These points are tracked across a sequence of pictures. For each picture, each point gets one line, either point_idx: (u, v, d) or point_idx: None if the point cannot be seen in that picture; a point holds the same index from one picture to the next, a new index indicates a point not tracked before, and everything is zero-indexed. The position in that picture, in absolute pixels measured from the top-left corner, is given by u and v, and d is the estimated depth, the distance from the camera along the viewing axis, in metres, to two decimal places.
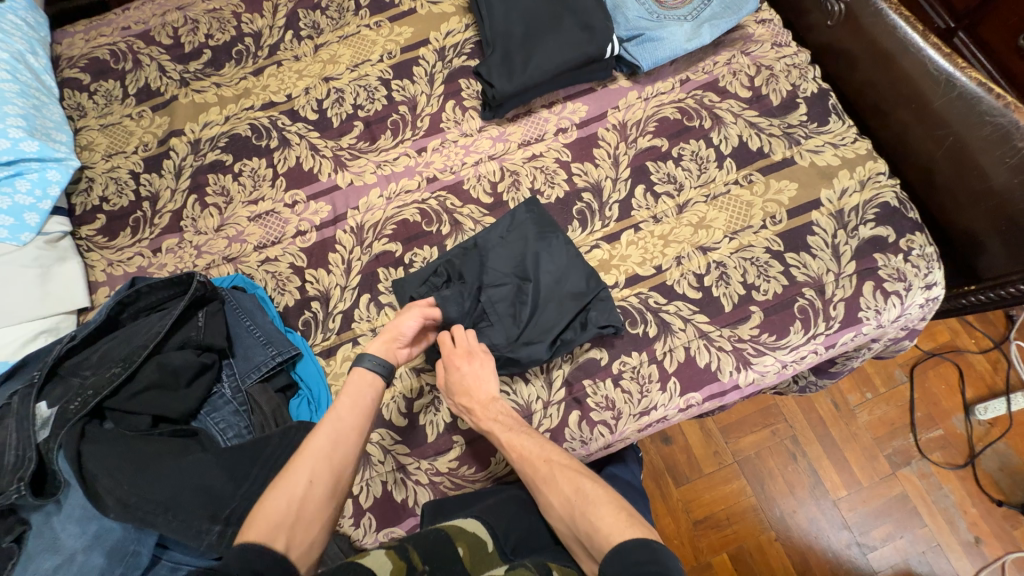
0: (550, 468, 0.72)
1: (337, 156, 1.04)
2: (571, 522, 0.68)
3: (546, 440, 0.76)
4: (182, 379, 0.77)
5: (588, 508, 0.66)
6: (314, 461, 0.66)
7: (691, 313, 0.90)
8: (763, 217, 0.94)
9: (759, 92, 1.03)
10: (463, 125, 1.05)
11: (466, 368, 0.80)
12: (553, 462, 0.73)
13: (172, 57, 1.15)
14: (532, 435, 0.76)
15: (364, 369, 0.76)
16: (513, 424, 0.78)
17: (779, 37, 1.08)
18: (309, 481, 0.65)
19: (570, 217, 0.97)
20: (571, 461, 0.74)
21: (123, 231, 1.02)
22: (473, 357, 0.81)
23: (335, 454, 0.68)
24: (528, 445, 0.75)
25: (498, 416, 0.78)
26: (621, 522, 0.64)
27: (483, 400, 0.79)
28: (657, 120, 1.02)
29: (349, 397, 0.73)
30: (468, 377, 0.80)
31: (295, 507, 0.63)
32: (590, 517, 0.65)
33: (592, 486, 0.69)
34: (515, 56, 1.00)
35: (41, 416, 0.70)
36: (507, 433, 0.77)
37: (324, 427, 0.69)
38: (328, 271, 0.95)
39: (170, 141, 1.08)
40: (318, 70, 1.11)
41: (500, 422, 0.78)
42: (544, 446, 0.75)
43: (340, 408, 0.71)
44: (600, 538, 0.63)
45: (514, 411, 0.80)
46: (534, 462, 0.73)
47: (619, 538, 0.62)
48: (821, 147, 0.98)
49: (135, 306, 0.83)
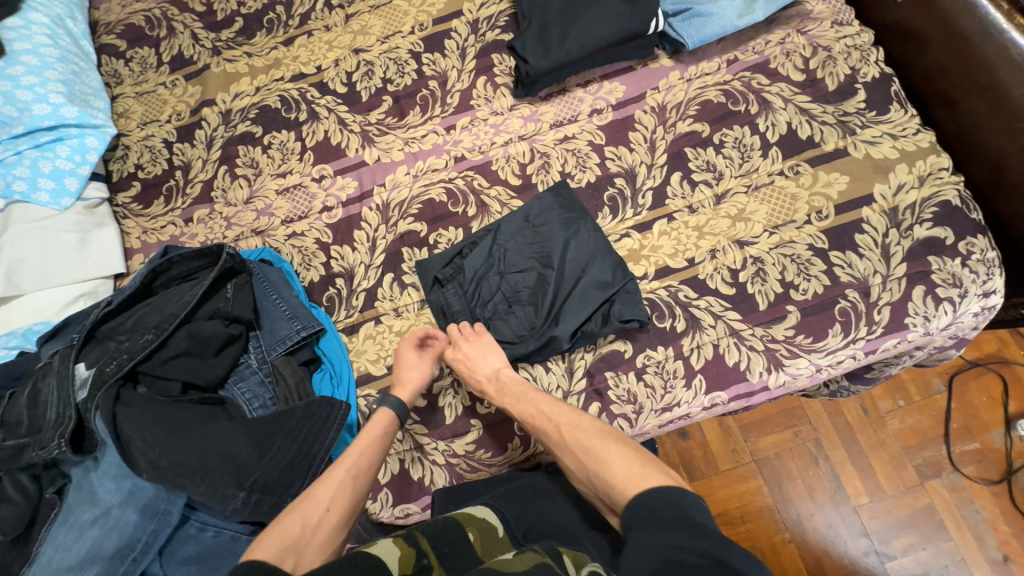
0: (561, 435, 0.72)
1: (365, 132, 1.02)
2: (589, 483, 0.67)
3: (556, 403, 0.76)
4: (211, 347, 0.78)
5: (600, 468, 0.65)
6: (333, 491, 0.67)
7: (722, 310, 0.86)
8: (808, 211, 0.89)
9: (814, 76, 0.95)
10: (494, 103, 1.01)
11: (476, 354, 0.82)
12: (562, 427, 0.72)
13: (205, 25, 1.15)
14: (540, 399, 0.76)
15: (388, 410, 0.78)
16: (519, 391, 0.78)
17: (840, 15, 0.99)
18: (325, 508, 0.65)
19: (600, 204, 0.93)
20: (580, 419, 0.72)
21: (157, 200, 1.04)
22: (474, 338, 0.84)
23: (353, 485, 0.69)
24: (535, 412, 0.75)
25: (498, 384, 0.79)
26: (634, 475, 0.62)
27: (489, 375, 0.80)
28: (699, 103, 0.96)
29: (371, 437, 0.74)
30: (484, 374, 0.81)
31: (307, 531, 0.63)
32: (605, 477, 0.64)
33: (604, 445, 0.67)
34: (551, 30, 0.95)
35: (81, 376, 0.72)
36: (518, 404, 0.77)
37: (345, 463, 0.70)
38: (352, 249, 0.95)
39: (202, 110, 1.08)
40: (349, 42, 1.09)
41: (511, 395, 0.78)
42: (558, 410, 0.74)
43: (361, 445, 0.73)
44: (617, 494, 0.62)
45: (517, 379, 0.79)
46: (545, 429, 0.74)
47: (635, 492, 0.60)
48: (879, 138, 0.91)
49: (167, 274, 0.83)
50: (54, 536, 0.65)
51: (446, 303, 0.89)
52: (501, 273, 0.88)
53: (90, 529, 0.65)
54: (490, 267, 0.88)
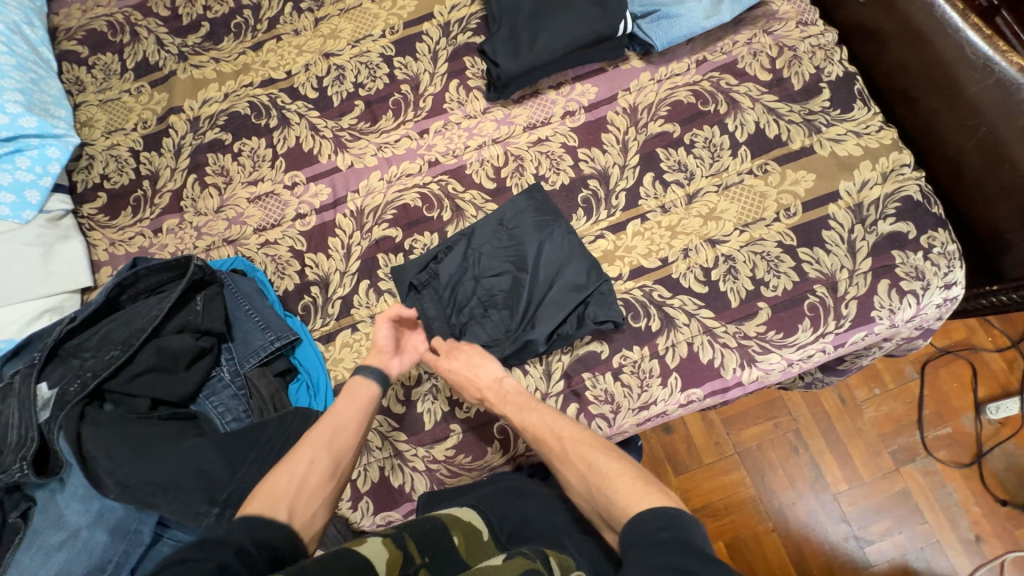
0: (564, 447, 0.70)
1: (337, 137, 1.01)
2: (589, 498, 0.65)
3: (555, 416, 0.75)
4: (181, 361, 0.75)
5: (603, 483, 0.64)
6: (315, 446, 0.66)
7: (696, 309, 0.87)
8: (777, 209, 0.90)
9: (781, 75, 0.96)
10: (467, 106, 1.01)
11: (458, 364, 0.81)
12: (565, 439, 0.71)
13: (170, 30, 1.12)
14: (540, 411, 0.76)
15: (361, 376, 0.76)
16: (522, 404, 0.77)
17: (805, 15, 1.00)
18: (309, 463, 0.64)
19: (575, 205, 0.94)
20: (583, 433, 0.71)
21: (124, 211, 1.02)
22: (457, 352, 0.82)
23: (334, 442, 0.67)
24: (538, 422, 0.74)
25: (500, 394, 0.78)
26: (637, 491, 0.61)
27: (489, 384, 0.79)
28: (670, 103, 0.97)
29: (349, 397, 0.73)
30: (463, 375, 0.81)
31: (295, 485, 0.62)
32: (606, 492, 0.63)
33: (607, 460, 0.66)
34: (521, 33, 0.95)
35: (42, 397, 0.69)
36: (519, 413, 0.76)
37: (326, 422, 0.68)
38: (327, 257, 0.95)
39: (169, 118, 1.06)
40: (319, 46, 1.08)
41: (510, 405, 0.77)
42: (560, 422, 0.73)
43: (340, 404, 0.72)
44: (618, 511, 0.61)
45: (521, 391, 0.79)
46: (546, 441, 0.72)
47: (638, 510, 0.59)
48: (844, 136, 0.93)
49: (134, 288, 0.81)
50: (19, 561, 0.63)
51: (422, 308, 0.89)
52: (476, 277, 0.88)
53: (58, 552, 0.63)
54: (465, 272, 0.88)
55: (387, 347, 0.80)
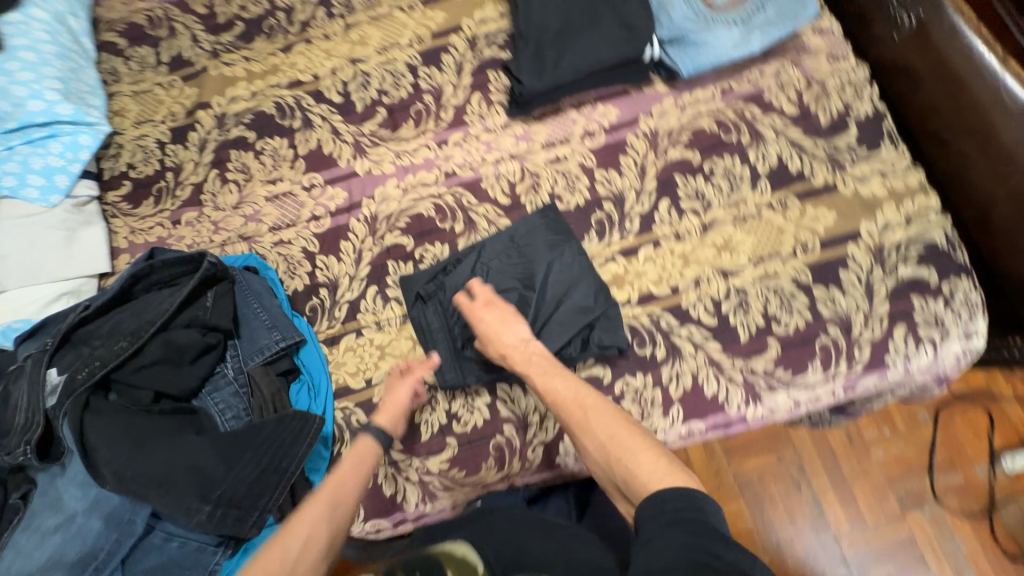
0: (586, 416, 0.71)
1: (357, 143, 1.03)
2: (607, 467, 0.68)
3: (578, 384, 0.76)
4: (186, 356, 0.76)
5: (625, 455, 0.67)
6: (310, 524, 0.63)
7: (703, 340, 0.86)
8: (793, 245, 0.89)
9: (807, 109, 0.95)
10: (488, 120, 1.01)
11: (486, 318, 0.82)
12: (587, 407, 0.72)
13: (205, 27, 1.15)
14: (564, 377, 0.76)
15: (369, 437, 0.76)
16: (544, 365, 0.78)
17: (836, 49, 0.98)
18: (304, 540, 0.61)
19: (587, 226, 0.93)
20: (605, 404, 0.73)
21: (146, 200, 1.04)
22: (492, 305, 0.83)
23: (330, 516, 0.64)
24: (561, 390, 0.75)
25: (527, 355, 0.79)
26: (660, 469, 0.64)
27: (515, 343, 0.80)
28: (691, 131, 0.96)
29: (351, 464, 0.71)
30: (493, 326, 0.81)
31: (287, 568, 0.59)
32: (629, 464, 0.66)
33: (631, 435, 0.68)
34: (545, 51, 0.94)
35: (52, 382, 0.71)
36: (543, 378, 0.77)
37: (324, 493, 0.66)
38: (338, 260, 0.96)
39: (197, 113, 1.08)
40: (347, 51, 1.09)
41: (536, 366, 0.78)
42: (582, 391, 0.74)
43: (341, 474, 0.70)
44: (638, 485, 0.64)
45: (545, 354, 0.80)
46: (568, 407, 0.73)
47: (658, 486, 0.62)
48: (868, 175, 0.91)
49: (149, 280, 0.83)
50: (16, 541, 0.65)
51: (427, 319, 0.90)
52: None
53: (54, 535, 0.65)
54: None
55: (401, 406, 0.81)
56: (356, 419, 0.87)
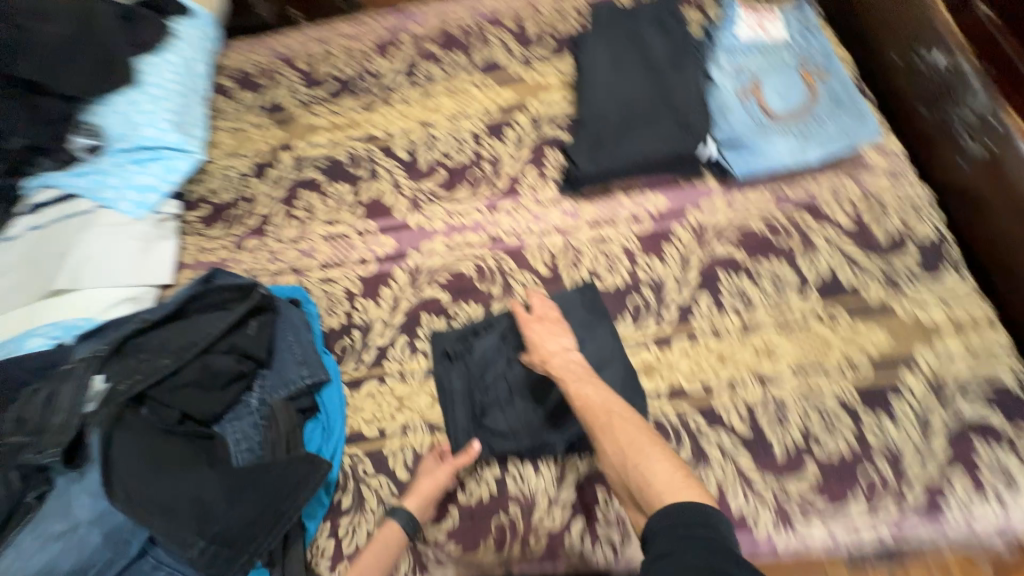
0: (611, 421, 0.72)
1: (414, 197, 1.09)
2: (623, 473, 0.68)
3: (608, 394, 0.77)
4: (219, 381, 0.80)
5: (642, 462, 0.66)
6: None
7: (734, 449, 0.80)
8: (841, 362, 0.84)
9: (863, 224, 0.93)
10: (539, 192, 1.06)
11: (537, 328, 0.86)
12: (614, 414, 0.73)
13: (303, 82, 1.30)
14: (596, 386, 0.78)
15: (395, 524, 0.78)
16: (579, 374, 0.80)
17: (898, 169, 0.97)
18: None
19: (623, 310, 0.93)
20: (630, 415, 0.73)
21: (218, 224, 1.14)
22: (543, 320, 0.87)
23: None
24: (591, 395, 0.76)
25: (565, 365, 0.81)
26: (676, 481, 0.63)
27: (556, 351, 0.83)
28: (739, 229, 0.96)
29: (374, 553, 0.76)
30: (541, 335, 0.85)
31: None
32: (645, 473, 0.65)
33: (651, 447, 0.68)
34: (604, 139, 0.99)
35: (95, 389, 0.75)
36: (576, 383, 0.78)
37: None
38: (375, 305, 1.00)
39: (279, 153, 1.20)
40: (420, 116, 1.20)
41: (570, 372, 0.80)
42: (611, 399, 0.75)
43: (363, 564, 0.75)
44: (652, 494, 0.63)
45: (582, 364, 0.82)
46: (594, 411, 0.74)
47: (672, 499, 0.61)
48: (928, 300, 0.86)
49: (202, 301, 0.88)
50: (21, 541, 0.66)
51: (451, 377, 0.91)
52: (510, 360, 0.90)
53: (55, 542, 0.66)
54: (500, 353, 0.91)
55: (435, 494, 0.80)
56: (362, 469, 0.86)
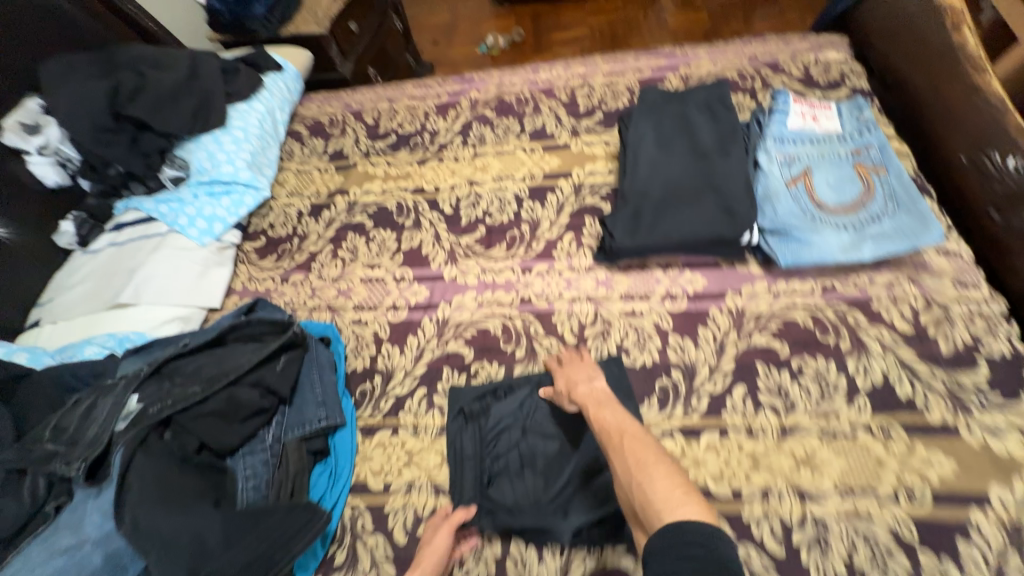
0: (622, 440, 0.69)
1: (452, 251, 1.13)
2: (626, 490, 0.64)
3: (626, 416, 0.74)
4: (240, 413, 0.82)
5: (644, 478, 0.63)
6: None
7: (763, 571, 0.71)
8: (895, 486, 0.74)
9: (924, 330, 0.85)
10: (574, 259, 1.06)
11: (571, 364, 0.87)
12: (626, 433, 0.70)
13: (368, 134, 1.42)
14: (616, 409, 0.76)
15: None
16: (602, 400, 0.78)
17: (965, 275, 0.90)
18: None
19: (650, 391, 0.88)
20: (645, 435, 0.70)
21: (270, 256, 1.22)
22: (575, 360, 0.87)
23: None
24: (607, 416, 0.74)
25: (590, 394, 0.79)
26: (677, 500, 0.59)
27: (583, 379, 0.82)
28: (782, 320, 0.91)
29: None
30: (573, 369, 0.85)
31: None
32: (646, 490, 0.62)
33: (658, 466, 0.64)
34: (643, 215, 0.98)
35: (128, 409, 0.78)
36: (595, 407, 0.77)
37: None
38: (400, 352, 1.01)
39: (335, 197, 1.29)
40: (468, 174, 1.26)
41: (589, 395, 0.79)
42: (627, 421, 0.73)
43: None
44: (652, 512, 0.60)
45: (608, 392, 0.80)
46: (607, 430, 0.72)
47: (671, 518, 0.57)
48: (1004, 428, 0.75)
49: (240, 330, 0.93)
50: (30, 550, 0.67)
51: (463, 439, 0.88)
52: (524, 429, 0.87)
53: (58, 557, 0.67)
54: (516, 421, 0.88)
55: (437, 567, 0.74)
56: (361, 524, 0.83)
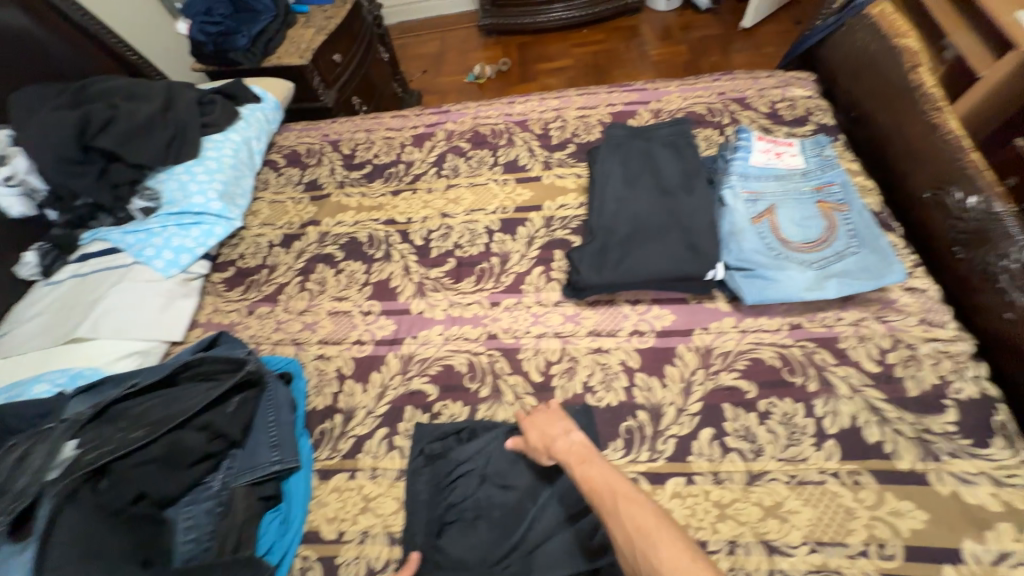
0: (615, 501, 0.63)
1: (421, 284, 1.12)
2: (633, 564, 0.57)
3: (615, 471, 0.68)
4: (186, 459, 0.79)
5: (648, 546, 0.56)
6: None
7: None
8: (866, 539, 0.71)
9: (891, 371, 0.84)
10: (542, 293, 1.05)
11: (542, 417, 0.81)
12: (619, 493, 0.64)
13: (344, 164, 1.42)
14: (603, 464, 0.69)
15: None
16: (584, 455, 0.72)
17: (931, 313, 0.89)
18: None
19: (615, 434, 0.86)
20: (638, 493, 0.63)
21: (238, 287, 1.20)
22: (545, 411, 0.83)
23: None
24: (596, 475, 0.68)
25: (570, 448, 0.74)
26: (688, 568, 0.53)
27: (558, 434, 0.77)
28: (749, 359, 0.89)
29: None
30: (545, 423, 0.80)
31: None
32: (653, 562, 0.55)
33: (660, 529, 0.58)
34: (610, 251, 0.98)
35: (63, 456, 0.75)
36: (580, 465, 0.70)
37: None
38: (362, 390, 0.98)
39: (307, 227, 1.29)
40: (441, 206, 1.26)
41: (570, 453, 0.73)
42: (617, 478, 0.66)
43: None
44: None
45: (587, 445, 0.74)
46: (598, 491, 0.65)
47: None
48: (974, 476, 0.73)
49: (194, 369, 0.90)
50: None
51: (419, 483, 0.85)
52: (483, 477, 0.84)
53: None
54: (476, 467, 0.85)
55: None
56: None
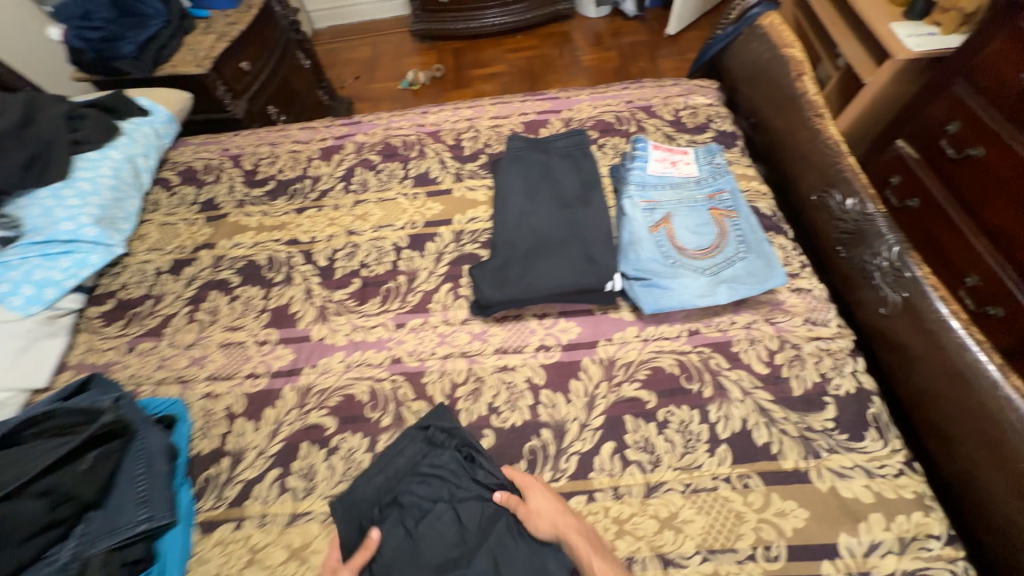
0: None
1: (322, 308, 1.05)
2: None
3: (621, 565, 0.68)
4: (16, 536, 0.68)
5: None
6: None
7: None
8: (753, 542, 0.72)
9: (779, 371, 0.87)
10: (449, 311, 1.01)
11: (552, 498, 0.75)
12: None
13: (245, 181, 1.33)
14: (610, 557, 0.69)
15: None
16: (595, 544, 0.70)
17: (815, 313, 0.93)
18: None
19: (518, 455, 0.84)
20: None
21: (117, 321, 1.09)
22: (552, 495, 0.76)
23: None
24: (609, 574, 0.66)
25: (577, 528, 0.71)
26: None
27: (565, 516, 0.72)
28: (650, 368, 0.90)
29: None
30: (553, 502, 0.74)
31: None
32: None
33: None
34: (511, 267, 0.97)
35: None
36: (594, 555, 0.68)
37: None
38: (254, 428, 0.90)
39: (201, 251, 1.19)
40: (348, 223, 1.20)
41: (580, 539, 0.70)
42: None
43: None
44: None
45: (595, 532, 0.72)
46: None
47: None
48: (850, 469, 0.77)
49: (43, 425, 0.80)
50: None
51: (392, 469, 0.81)
52: (450, 496, 0.77)
53: None
54: (453, 483, 0.78)
55: None
56: None
